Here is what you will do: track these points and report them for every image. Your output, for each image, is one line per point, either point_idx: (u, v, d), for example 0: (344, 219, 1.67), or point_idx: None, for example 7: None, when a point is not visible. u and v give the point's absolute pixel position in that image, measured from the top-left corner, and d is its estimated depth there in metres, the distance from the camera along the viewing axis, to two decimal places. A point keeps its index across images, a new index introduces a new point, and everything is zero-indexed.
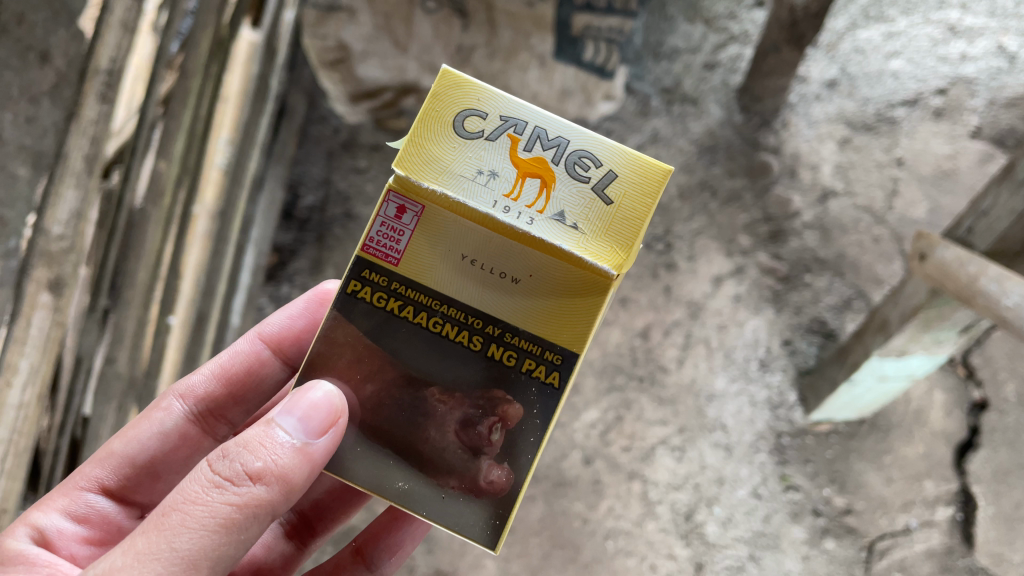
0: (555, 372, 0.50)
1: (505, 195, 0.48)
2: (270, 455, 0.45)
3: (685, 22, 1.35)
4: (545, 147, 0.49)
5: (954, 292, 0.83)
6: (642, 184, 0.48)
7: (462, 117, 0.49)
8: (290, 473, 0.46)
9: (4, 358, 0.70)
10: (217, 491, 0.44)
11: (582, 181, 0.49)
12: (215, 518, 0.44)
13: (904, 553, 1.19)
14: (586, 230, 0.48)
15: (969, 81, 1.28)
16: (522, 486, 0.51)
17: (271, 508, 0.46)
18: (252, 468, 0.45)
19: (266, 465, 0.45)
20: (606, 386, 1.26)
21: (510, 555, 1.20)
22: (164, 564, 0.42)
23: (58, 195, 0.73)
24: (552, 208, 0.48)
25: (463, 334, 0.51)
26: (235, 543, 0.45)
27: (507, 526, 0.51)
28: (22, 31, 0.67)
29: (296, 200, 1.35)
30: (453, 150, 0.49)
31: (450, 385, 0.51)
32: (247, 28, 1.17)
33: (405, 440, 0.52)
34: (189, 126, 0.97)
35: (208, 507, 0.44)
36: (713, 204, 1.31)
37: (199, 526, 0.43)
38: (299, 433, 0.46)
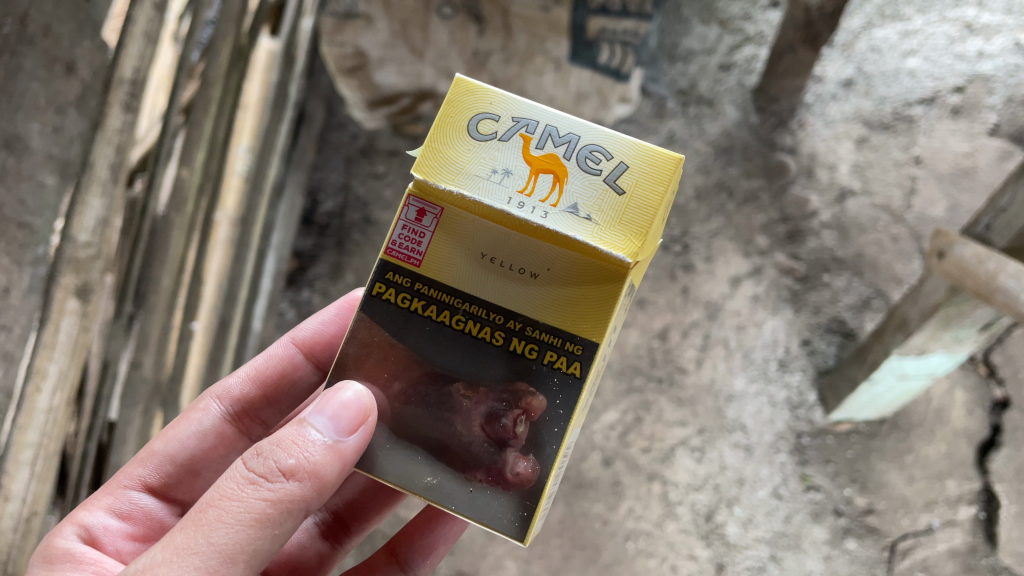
0: (576, 362, 0.51)
1: (519, 191, 0.49)
2: (303, 453, 0.46)
3: (700, 24, 1.36)
4: (556, 144, 0.50)
5: (973, 289, 0.83)
6: (655, 172, 0.49)
7: (476, 120, 0.51)
8: (322, 470, 0.47)
9: (34, 363, 0.71)
10: (252, 488, 0.45)
11: (594, 173, 0.49)
12: (251, 514, 0.45)
13: (927, 553, 1.19)
14: (600, 220, 0.48)
15: (986, 78, 1.28)
16: (548, 476, 0.51)
17: (304, 503, 0.47)
18: (285, 465, 0.46)
19: (299, 462, 0.46)
20: (625, 387, 1.27)
21: (531, 556, 1.21)
22: (201, 557, 0.44)
23: (85, 203, 0.75)
24: (566, 201, 0.49)
25: (485, 330, 0.52)
26: (270, 538, 0.46)
27: (536, 517, 0.51)
28: (48, 43, 0.68)
29: (315, 206, 1.36)
30: (468, 152, 0.50)
31: (474, 379, 0.52)
32: (267, 37, 1.17)
33: (432, 435, 0.52)
34: (211, 134, 0.99)
35: (243, 502, 0.45)
36: (730, 205, 1.31)
37: (235, 520, 0.44)
38: (330, 431, 0.47)
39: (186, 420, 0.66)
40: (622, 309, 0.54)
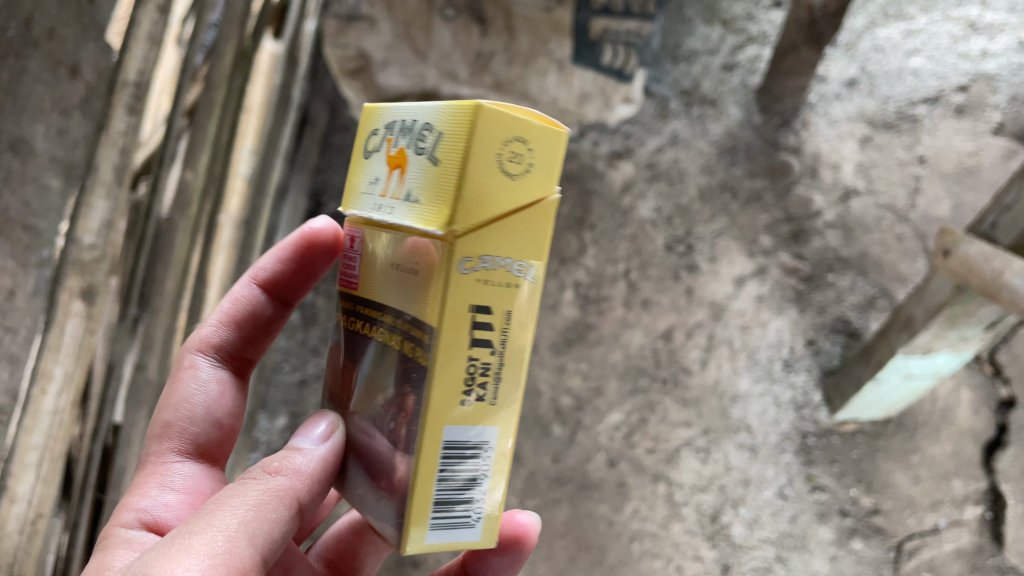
0: (425, 356, 0.46)
1: (381, 194, 0.48)
2: (288, 457, 0.50)
3: (703, 25, 1.34)
4: (405, 135, 0.48)
5: (979, 288, 0.83)
6: (459, 131, 0.44)
7: (369, 140, 0.52)
8: (303, 470, 0.50)
9: (40, 366, 0.71)
10: (245, 484, 0.47)
11: (423, 153, 0.46)
12: (252, 499, 0.46)
13: (934, 554, 1.19)
14: (422, 200, 0.44)
15: (990, 77, 1.27)
16: (414, 483, 0.46)
17: (295, 500, 0.49)
18: (270, 468, 0.49)
19: (282, 464, 0.50)
20: (630, 388, 1.26)
21: (536, 558, 1.22)
22: (215, 530, 0.44)
23: (90, 205, 0.75)
24: (405, 190, 0.46)
25: (385, 335, 0.49)
26: (272, 523, 0.46)
27: (406, 526, 0.47)
28: (53, 46, 0.67)
29: (319, 208, 1.35)
30: (362, 173, 0.51)
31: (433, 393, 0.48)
32: (270, 40, 1.20)
33: (363, 444, 0.52)
34: (215, 137, 0.99)
35: (241, 490, 0.47)
36: (734, 205, 1.31)
37: (238, 503, 0.46)
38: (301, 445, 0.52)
39: (185, 385, 0.65)
40: (503, 290, 0.47)
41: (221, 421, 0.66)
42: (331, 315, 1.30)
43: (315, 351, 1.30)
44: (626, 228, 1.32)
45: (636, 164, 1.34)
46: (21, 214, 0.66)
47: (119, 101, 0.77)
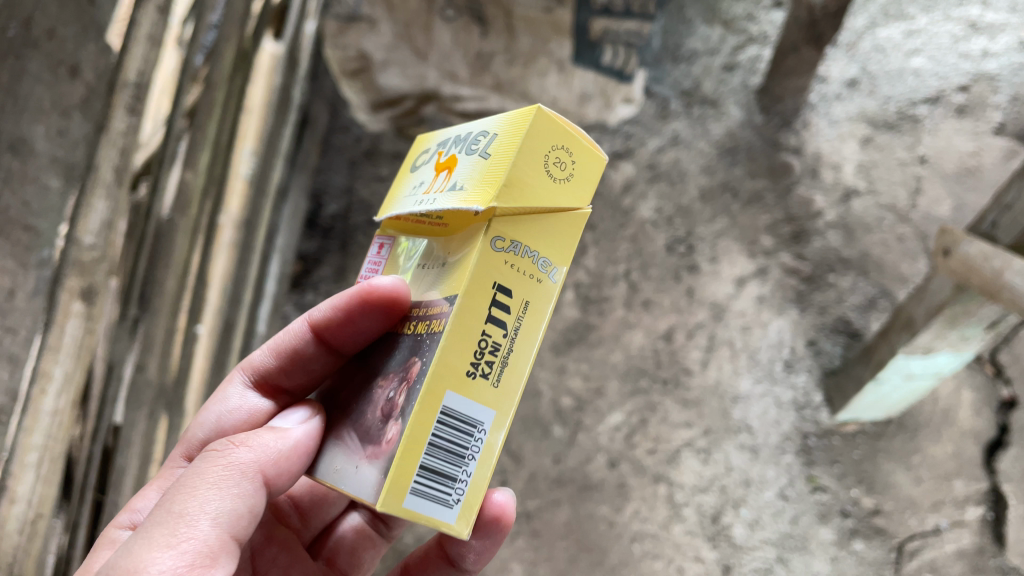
0: (441, 320, 0.43)
1: (422, 194, 0.48)
2: (258, 432, 0.47)
3: (704, 24, 1.35)
4: (458, 144, 0.48)
5: (980, 287, 0.83)
6: (513, 129, 0.44)
7: (419, 162, 0.52)
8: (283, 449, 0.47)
9: (40, 366, 0.71)
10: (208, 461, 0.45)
11: (473, 151, 0.45)
12: (214, 477, 0.43)
13: (935, 554, 1.18)
14: (466, 185, 0.44)
15: (991, 77, 1.27)
16: (405, 436, 0.41)
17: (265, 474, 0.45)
18: (237, 441, 0.46)
19: (255, 439, 0.46)
20: (630, 389, 1.26)
21: (537, 559, 1.21)
22: (178, 515, 0.41)
23: (90, 206, 0.75)
24: (448, 183, 0.45)
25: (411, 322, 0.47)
26: (236, 496, 0.43)
27: (392, 476, 0.41)
28: (53, 46, 0.67)
29: (319, 208, 1.36)
30: (404, 186, 0.51)
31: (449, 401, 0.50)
32: (270, 40, 1.17)
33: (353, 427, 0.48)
34: (215, 137, 0.99)
35: (209, 467, 0.44)
36: (735, 205, 1.31)
37: (205, 481, 0.43)
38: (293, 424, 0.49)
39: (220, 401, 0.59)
40: (527, 284, 0.45)
41: None
42: None
43: None
44: (627, 228, 1.32)
45: (637, 164, 1.34)
46: (23, 213, 0.66)
47: (121, 100, 0.77)
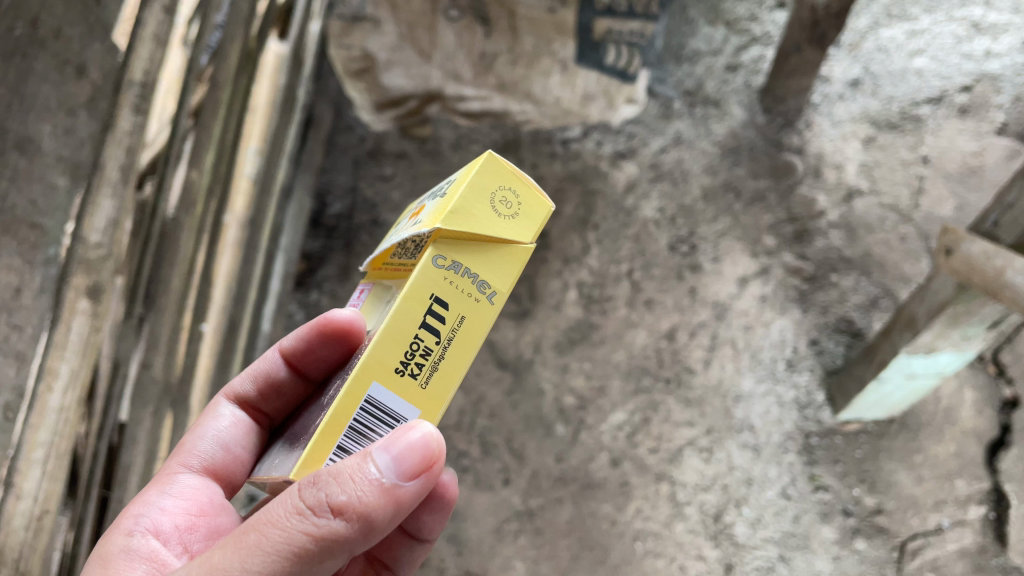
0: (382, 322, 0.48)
1: (395, 239, 0.53)
2: (347, 478, 0.42)
3: (706, 25, 1.35)
4: (430, 201, 0.54)
5: (981, 286, 0.83)
6: (468, 172, 0.49)
7: (402, 223, 0.59)
8: (372, 511, 0.43)
9: (47, 363, 0.72)
10: (298, 518, 0.41)
11: (438, 197, 0.51)
12: (276, 543, 0.41)
13: (937, 553, 1.18)
14: (424, 220, 0.49)
15: (994, 77, 1.27)
16: (327, 418, 0.46)
17: (347, 543, 0.43)
18: (336, 501, 0.41)
19: (351, 499, 0.42)
20: (633, 388, 1.27)
21: (539, 556, 1.21)
22: None
23: (96, 204, 0.76)
24: (414, 225, 0.51)
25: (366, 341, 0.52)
26: (306, 571, 0.43)
27: (307, 455, 0.46)
28: (59, 46, 0.68)
29: (323, 208, 1.37)
30: (387, 242, 0.57)
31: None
32: (275, 40, 1.19)
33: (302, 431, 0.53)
34: (220, 137, 1.00)
35: (286, 532, 0.41)
36: (738, 205, 1.31)
37: (273, 550, 0.41)
38: (390, 471, 0.43)
39: (205, 425, 0.67)
40: (464, 302, 0.48)
41: (235, 454, 0.66)
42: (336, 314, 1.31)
43: None
44: (631, 228, 1.32)
45: (640, 164, 1.34)
46: (30, 211, 0.67)
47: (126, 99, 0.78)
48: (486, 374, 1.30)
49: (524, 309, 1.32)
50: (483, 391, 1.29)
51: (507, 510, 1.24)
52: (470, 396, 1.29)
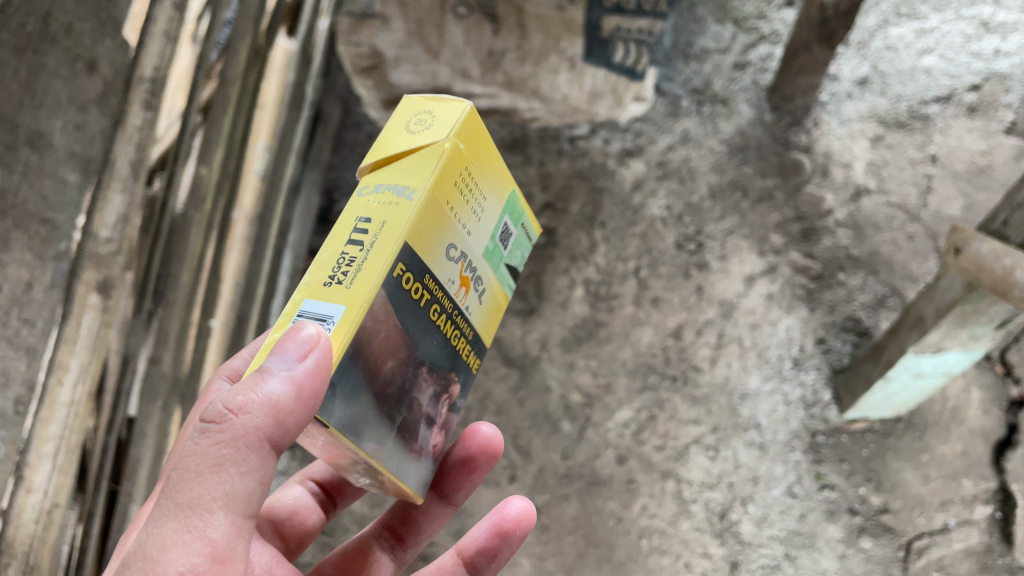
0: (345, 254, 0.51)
1: None
2: (256, 385, 0.44)
3: (714, 23, 1.36)
4: None
5: (990, 285, 0.83)
6: None
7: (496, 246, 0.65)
8: (277, 397, 0.44)
9: (56, 357, 0.72)
10: (208, 434, 0.44)
11: None
12: (204, 467, 0.44)
13: (942, 553, 1.18)
14: None
15: (1003, 76, 1.28)
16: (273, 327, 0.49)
17: (265, 436, 0.45)
18: (241, 399, 0.44)
19: (256, 395, 0.44)
20: (639, 385, 1.27)
21: (545, 553, 1.21)
22: (176, 521, 0.44)
23: (106, 200, 0.76)
24: None
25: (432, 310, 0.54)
26: (241, 484, 0.45)
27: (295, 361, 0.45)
28: (71, 41, 0.68)
29: (331, 204, 1.36)
30: None
31: (413, 336, 0.52)
32: (284, 38, 1.19)
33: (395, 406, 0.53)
34: (229, 133, 1.00)
35: (201, 454, 0.44)
36: (745, 203, 1.31)
37: (198, 475, 0.44)
38: (287, 363, 0.44)
39: None
40: (387, 206, 0.51)
41: None
42: None
43: None
44: (638, 226, 1.33)
45: (647, 162, 1.34)
46: (41, 206, 0.67)
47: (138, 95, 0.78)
48: (493, 371, 1.30)
49: (531, 307, 1.32)
50: (490, 388, 1.29)
51: None
52: (477, 393, 1.29)
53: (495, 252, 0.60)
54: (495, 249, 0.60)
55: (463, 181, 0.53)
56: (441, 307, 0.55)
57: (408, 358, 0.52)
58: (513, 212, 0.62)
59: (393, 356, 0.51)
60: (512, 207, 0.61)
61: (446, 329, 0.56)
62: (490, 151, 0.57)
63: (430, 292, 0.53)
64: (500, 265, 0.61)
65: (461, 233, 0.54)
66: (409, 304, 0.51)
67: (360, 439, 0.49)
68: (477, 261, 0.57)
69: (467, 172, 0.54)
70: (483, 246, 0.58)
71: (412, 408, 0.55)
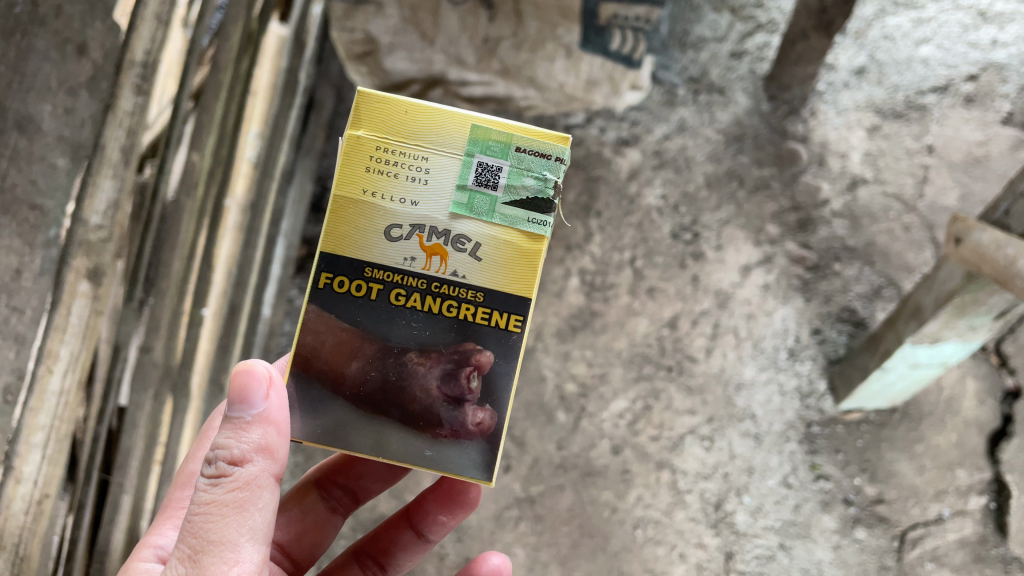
0: None
1: None
2: (240, 437, 0.51)
3: (711, 12, 1.35)
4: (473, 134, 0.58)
5: (990, 274, 0.83)
6: None
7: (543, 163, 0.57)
8: (264, 439, 0.52)
9: (46, 345, 0.71)
10: (217, 486, 0.50)
11: None
12: (227, 510, 0.50)
13: (937, 543, 1.18)
14: None
15: (1000, 66, 1.29)
16: None
17: (267, 476, 0.52)
18: (238, 453, 0.51)
19: (247, 445, 0.51)
20: (634, 375, 1.26)
21: (540, 543, 1.21)
22: (207, 559, 0.49)
23: (96, 185, 0.75)
24: None
25: (415, 298, 0.58)
26: (257, 517, 0.51)
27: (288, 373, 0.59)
28: (60, 24, 0.66)
29: (324, 193, 1.34)
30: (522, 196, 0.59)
31: (375, 332, 0.58)
32: (277, 23, 1.16)
33: (379, 397, 0.58)
34: (221, 119, 0.99)
35: (216, 501, 0.50)
36: (741, 193, 1.31)
37: (219, 517, 0.50)
38: (257, 408, 0.52)
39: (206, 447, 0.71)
40: None
41: None
42: None
43: None
44: (633, 215, 1.32)
45: (643, 151, 1.33)
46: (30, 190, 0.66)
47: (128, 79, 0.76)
48: None
49: None
50: None
51: (507, 497, 1.23)
52: None
53: (476, 201, 0.57)
54: (474, 199, 0.57)
55: (378, 161, 0.57)
56: (406, 287, 0.58)
57: (376, 349, 0.58)
58: (490, 147, 0.56)
59: (357, 358, 0.58)
60: (486, 142, 0.56)
61: (425, 304, 0.58)
62: (419, 111, 0.56)
63: (382, 280, 0.58)
64: (494, 211, 0.57)
65: (401, 207, 0.57)
66: (349, 300, 0.58)
67: (350, 442, 0.58)
68: (445, 224, 0.57)
69: (382, 151, 0.56)
70: (446, 207, 0.57)
71: (414, 396, 0.58)
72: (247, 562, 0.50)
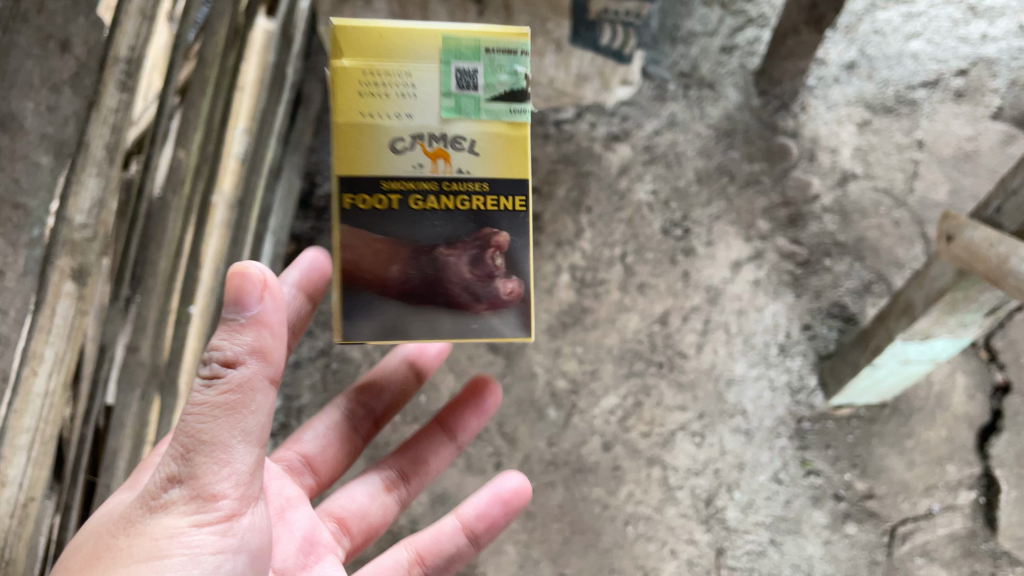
0: None
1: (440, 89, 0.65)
2: (230, 341, 0.55)
3: (701, 6, 1.35)
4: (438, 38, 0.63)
5: (982, 274, 0.82)
6: None
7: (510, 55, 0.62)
8: (255, 345, 0.56)
9: (30, 347, 0.70)
10: (207, 388, 0.54)
11: None
12: (223, 420, 0.54)
13: (926, 538, 1.18)
14: None
15: (990, 60, 1.30)
16: None
17: (261, 379, 0.56)
18: (229, 354, 0.55)
19: (240, 348, 0.55)
20: (625, 372, 1.26)
21: (531, 541, 1.21)
22: (205, 461, 0.53)
23: (80, 183, 0.73)
24: None
25: (433, 201, 0.64)
26: (253, 422, 0.55)
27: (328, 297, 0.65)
28: (43, 20, 0.64)
29: (313, 188, 1.34)
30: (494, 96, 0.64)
31: (406, 236, 0.64)
32: (264, 17, 1.15)
33: (426, 286, 0.65)
34: (208, 115, 0.98)
35: (208, 407, 0.53)
36: (732, 188, 1.30)
37: (213, 427, 0.53)
38: (249, 312, 0.56)
39: None
40: None
41: None
42: (326, 296, 1.29)
43: (310, 333, 1.29)
44: (623, 211, 1.31)
45: (634, 146, 1.32)
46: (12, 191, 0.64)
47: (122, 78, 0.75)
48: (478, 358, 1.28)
49: None
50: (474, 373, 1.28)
51: None
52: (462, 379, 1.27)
53: (462, 103, 0.62)
54: (460, 101, 0.62)
55: (359, 82, 0.61)
56: (421, 192, 0.63)
57: (408, 246, 0.64)
58: (462, 53, 0.61)
59: (394, 262, 0.64)
60: (458, 49, 0.61)
61: (436, 204, 0.64)
62: (393, 30, 0.61)
63: (398, 190, 0.63)
64: (480, 110, 0.63)
65: (397, 122, 0.62)
66: (375, 214, 0.63)
67: (406, 333, 0.66)
68: (439, 129, 0.62)
69: (368, 74, 0.61)
70: (436, 113, 0.62)
71: (457, 282, 0.65)
72: (239, 461, 0.55)
